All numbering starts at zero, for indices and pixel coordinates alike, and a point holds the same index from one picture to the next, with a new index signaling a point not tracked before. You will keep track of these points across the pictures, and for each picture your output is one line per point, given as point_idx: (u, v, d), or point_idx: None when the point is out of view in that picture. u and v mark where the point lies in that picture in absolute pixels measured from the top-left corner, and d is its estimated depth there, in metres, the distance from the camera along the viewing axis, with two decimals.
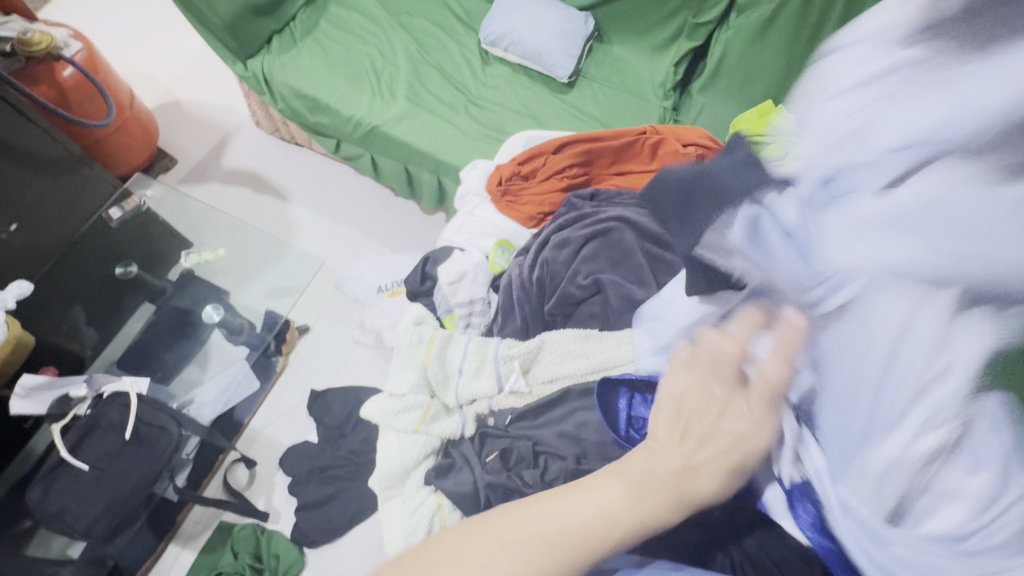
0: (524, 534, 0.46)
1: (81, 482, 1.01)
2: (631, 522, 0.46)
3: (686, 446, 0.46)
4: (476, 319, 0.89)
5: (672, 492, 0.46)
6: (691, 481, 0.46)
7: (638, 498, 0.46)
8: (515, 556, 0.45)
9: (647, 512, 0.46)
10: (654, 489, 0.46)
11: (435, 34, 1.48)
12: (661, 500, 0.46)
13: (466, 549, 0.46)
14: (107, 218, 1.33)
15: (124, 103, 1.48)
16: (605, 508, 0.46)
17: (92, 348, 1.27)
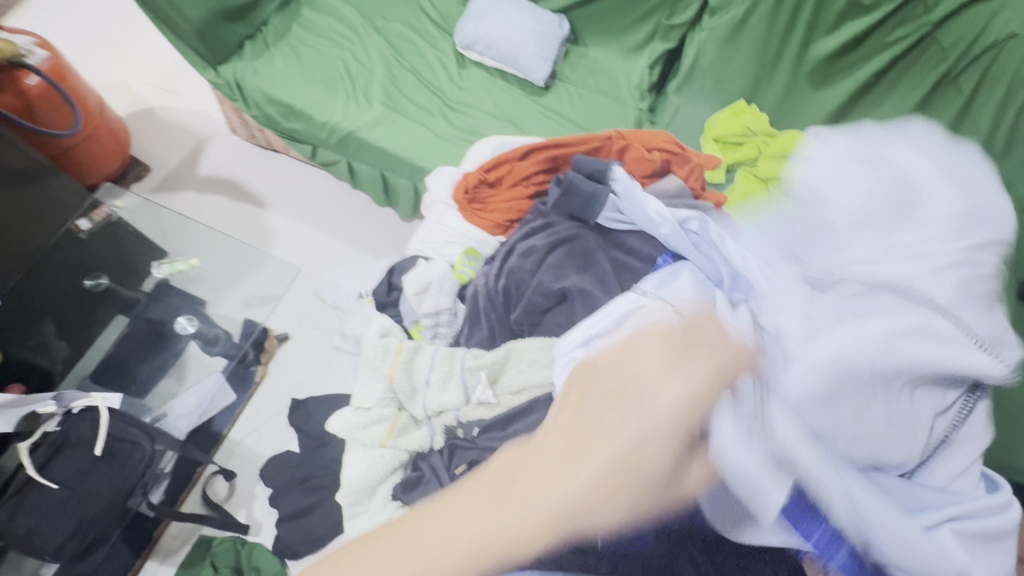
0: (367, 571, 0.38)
1: (52, 502, 0.99)
2: (478, 562, 0.37)
3: (571, 468, 0.39)
4: (443, 328, 0.88)
5: (545, 522, 0.38)
6: (583, 504, 0.38)
7: (493, 529, 0.38)
8: None
9: (519, 544, 0.38)
10: (530, 513, 0.38)
11: (410, 38, 1.47)
12: (539, 525, 0.38)
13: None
14: (76, 230, 1.30)
15: (93, 111, 1.45)
16: (450, 554, 0.37)
17: (61, 363, 1.23)
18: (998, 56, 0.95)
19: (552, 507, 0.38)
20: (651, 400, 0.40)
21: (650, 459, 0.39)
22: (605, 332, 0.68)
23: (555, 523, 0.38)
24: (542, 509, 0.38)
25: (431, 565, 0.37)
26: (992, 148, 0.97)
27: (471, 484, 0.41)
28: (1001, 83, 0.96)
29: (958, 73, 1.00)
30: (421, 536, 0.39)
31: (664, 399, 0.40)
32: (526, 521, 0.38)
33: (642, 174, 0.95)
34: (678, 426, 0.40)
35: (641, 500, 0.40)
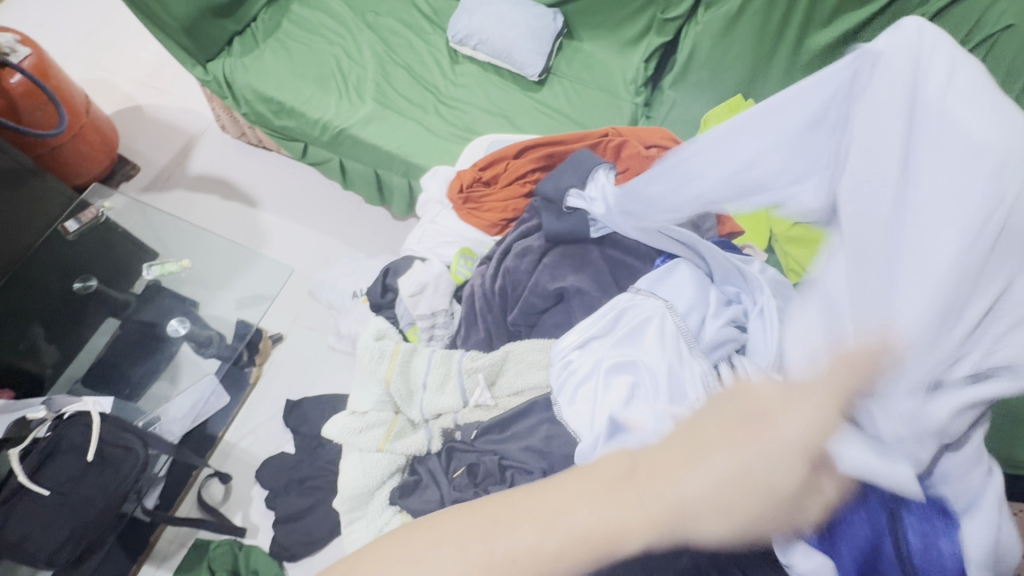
0: (467, 541, 0.38)
1: (43, 509, 0.97)
2: (579, 552, 0.37)
3: (687, 469, 0.39)
4: (440, 331, 0.86)
5: (659, 520, 0.37)
6: (701, 516, 0.38)
7: (600, 518, 0.38)
8: (441, 563, 0.38)
9: (630, 538, 0.37)
10: (648, 511, 0.38)
11: (402, 34, 1.45)
12: (656, 527, 0.38)
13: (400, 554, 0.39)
14: (64, 231, 1.28)
15: (79, 109, 1.42)
16: (552, 538, 0.37)
17: (52, 367, 1.22)
18: (993, 48, 0.96)
19: (667, 506, 0.38)
20: (784, 425, 0.40)
21: (772, 475, 0.39)
22: (602, 334, 0.69)
23: (666, 522, 0.37)
24: (654, 505, 0.38)
25: (532, 545, 0.37)
26: None
27: (584, 474, 0.41)
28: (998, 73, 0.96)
29: None
30: (523, 513, 0.39)
31: (793, 423, 0.40)
32: (635, 516, 0.37)
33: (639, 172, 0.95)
34: (805, 450, 0.39)
35: (754, 519, 0.39)
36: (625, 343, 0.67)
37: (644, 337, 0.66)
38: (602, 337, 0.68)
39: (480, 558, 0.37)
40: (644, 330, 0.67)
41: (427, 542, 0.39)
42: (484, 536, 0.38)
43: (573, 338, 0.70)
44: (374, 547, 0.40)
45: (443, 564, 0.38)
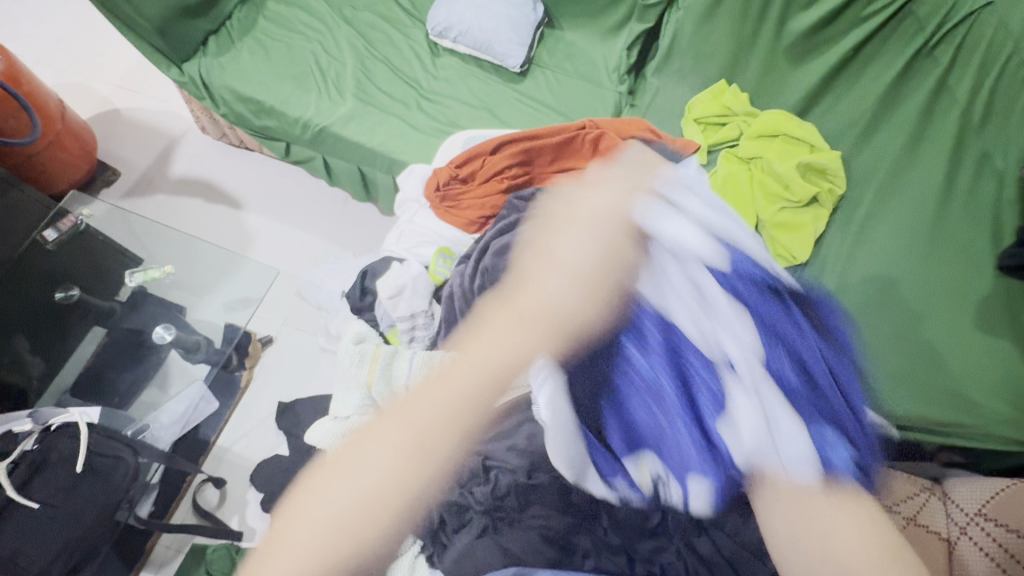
0: (391, 441, 0.45)
1: (34, 522, 0.96)
2: (428, 458, 0.45)
3: (551, 281, 0.49)
4: (420, 332, 0.86)
5: (480, 384, 0.47)
6: (563, 303, 0.49)
7: (488, 361, 0.47)
8: (382, 462, 0.44)
9: (521, 343, 0.47)
10: (528, 318, 0.48)
11: (380, 28, 1.42)
12: (535, 328, 0.48)
13: (340, 467, 0.45)
14: (43, 240, 1.25)
15: (53, 114, 1.40)
16: (457, 397, 0.46)
17: (38, 379, 1.20)
18: (975, 26, 0.96)
19: (499, 336, 0.48)
20: (551, 267, 0.50)
21: (585, 302, 0.50)
22: None
23: (492, 378, 0.47)
24: (482, 373, 0.47)
25: (444, 403, 0.46)
26: (970, 121, 1.00)
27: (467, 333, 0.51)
28: (976, 55, 0.97)
29: (933, 47, 1.01)
30: (380, 445, 0.45)
31: (560, 250, 0.51)
32: (524, 340, 0.47)
33: None
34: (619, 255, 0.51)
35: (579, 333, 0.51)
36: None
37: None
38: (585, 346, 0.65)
39: (365, 486, 0.44)
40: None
41: (357, 453, 0.45)
42: (356, 469, 0.44)
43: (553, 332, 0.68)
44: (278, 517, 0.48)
45: (337, 499, 0.44)
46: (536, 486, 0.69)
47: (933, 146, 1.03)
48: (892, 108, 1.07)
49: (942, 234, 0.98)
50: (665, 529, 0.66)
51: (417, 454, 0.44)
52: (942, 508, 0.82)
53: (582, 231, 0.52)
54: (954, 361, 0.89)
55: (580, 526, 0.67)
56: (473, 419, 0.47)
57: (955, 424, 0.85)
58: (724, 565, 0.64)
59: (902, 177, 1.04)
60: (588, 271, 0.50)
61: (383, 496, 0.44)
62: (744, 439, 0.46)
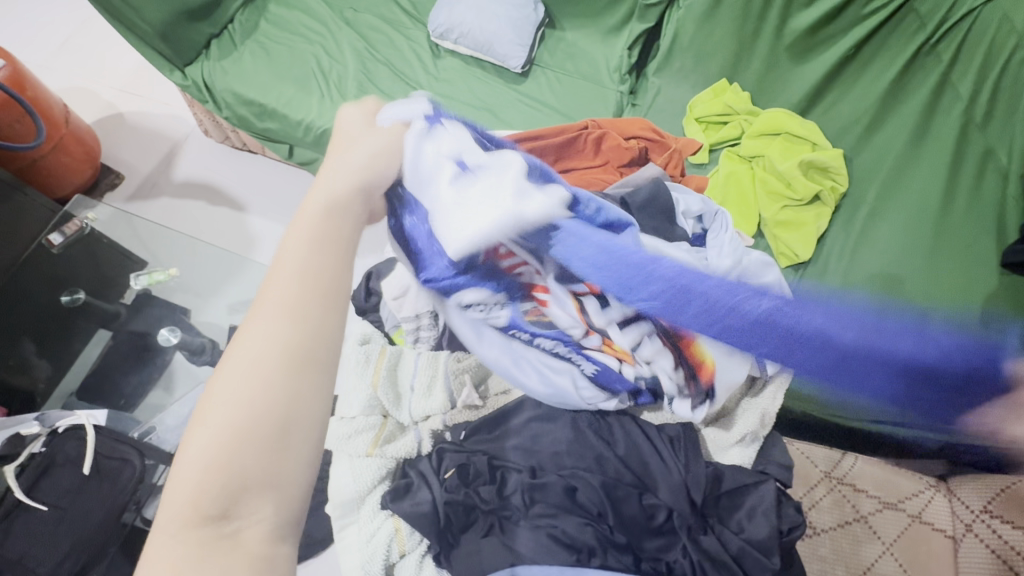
0: (261, 357, 0.47)
1: (42, 524, 0.97)
2: (309, 310, 0.49)
3: (344, 185, 0.53)
4: (425, 333, 0.83)
5: (311, 258, 0.50)
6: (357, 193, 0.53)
7: (307, 263, 0.50)
8: (254, 374, 0.46)
9: (328, 232, 0.51)
10: (329, 215, 0.52)
11: (382, 29, 1.43)
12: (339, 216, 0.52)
13: (224, 404, 0.45)
14: (48, 244, 1.26)
15: (58, 119, 1.41)
16: (296, 296, 0.49)
17: (44, 382, 1.22)
18: (973, 25, 0.98)
19: (318, 229, 0.51)
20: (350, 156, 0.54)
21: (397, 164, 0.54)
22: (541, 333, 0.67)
23: (328, 248, 0.51)
24: (314, 266, 0.50)
25: (293, 308, 0.48)
26: (974, 117, 1.01)
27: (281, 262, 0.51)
28: (978, 52, 0.99)
29: (935, 43, 1.02)
30: (252, 331, 0.48)
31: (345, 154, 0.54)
32: (329, 231, 0.52)
33: (620, 163, 0.96)
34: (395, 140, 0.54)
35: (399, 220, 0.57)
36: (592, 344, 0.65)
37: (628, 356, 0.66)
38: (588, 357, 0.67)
39: (254, 362, 0.46)
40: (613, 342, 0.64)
41: (231, 384, 0.46)
42: (236, 367, 0.47)
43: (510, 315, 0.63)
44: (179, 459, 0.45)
45: (228, 399, 0.45)
46: (542, 485, 0.69)
47: (936, 143, 1.03)
48: (896, 103, 1.07)
49: (948, 230, 0.98)
50: (670, 528, 0.67)
51: (287, 346, 0.47)
52: (949, 508, 0.88)
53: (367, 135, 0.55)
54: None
55: (588, 525, 0.66)
56: (321, 299, 0.50)
57: (957, 422, 0.84)
58: (730, 561, 0.65)
59: (910, 169, 1.04)
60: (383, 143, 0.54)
61: (278, 364, 0.46)
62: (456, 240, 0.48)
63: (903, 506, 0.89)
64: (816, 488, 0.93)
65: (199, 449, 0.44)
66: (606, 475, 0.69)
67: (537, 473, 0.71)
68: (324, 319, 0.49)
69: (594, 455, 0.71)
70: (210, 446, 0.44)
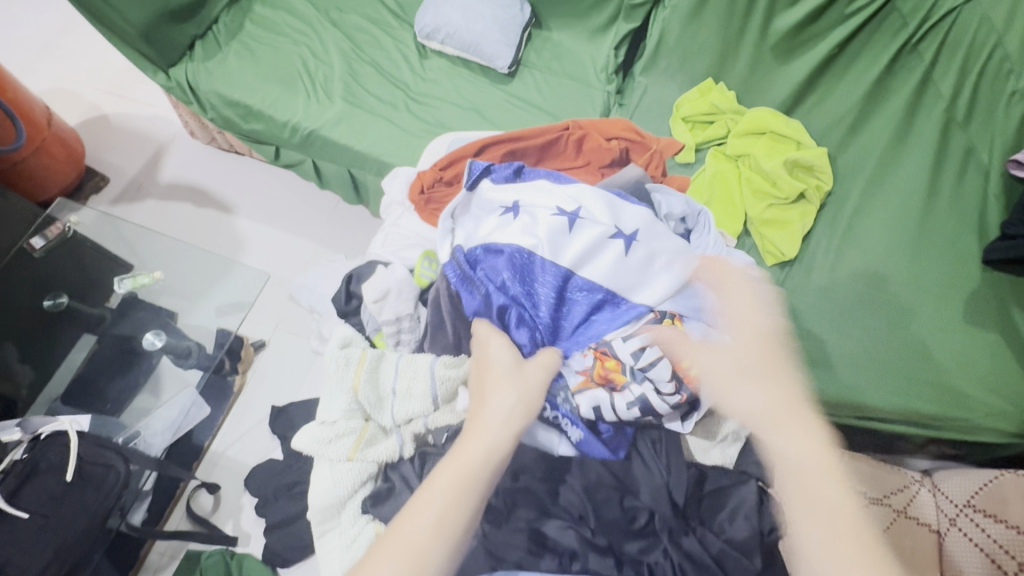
0: (428, 529, 0.57)
1: (25, 532, 0.96)
2: (435, 562, 0.56)
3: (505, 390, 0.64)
4: (406, 335, 0.85)
5: (451, 503, 0.58)
6: (520, 399, 0.64)
7: (473, 455, 0.60)
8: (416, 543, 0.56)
9: (496, 434, 0.61)
10: (499, 422, 0.62)
11: (368, 30, 1.42)
12: (511, 426, 0.62)
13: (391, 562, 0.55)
14: (29, 249, 1.23)
15: (40, 121, 1.39)
16: (461, 485, 0.59)
17: (26, 389, 1.20)
18: (956, 21, 0.97)
19: (461, 483, 0.59)
20: (519, 366, 0.67)
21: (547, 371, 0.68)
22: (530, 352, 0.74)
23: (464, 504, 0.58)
24: (479, 459, 0.60)
25: (452, 489, 0.58)
26: (955, 115, 1.02)
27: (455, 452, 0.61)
28: (960, 49, 0.98)
29: (917, 41, 1.01)
30: (386, 564, 0.55)
31: (510, 391, 0.64)
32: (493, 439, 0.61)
33: (601, 164, 0.96)
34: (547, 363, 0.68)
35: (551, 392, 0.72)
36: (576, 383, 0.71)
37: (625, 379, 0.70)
38: (576, 420, 0.70)
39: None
40: (608, 361, 0.70)
41: (387, 548, 0.56)
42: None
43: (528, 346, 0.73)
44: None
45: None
46: (524, 489, 0.70)
47: (917, 142, 1.04)
48: (879, 103, 1.08)
49: (930, 228, 1.00)
50: (652, 529, 0.68)
51: (446, 524, 0.57)
52: (934, 501, 0.89)
53: (536, 363, 0.68)
54: (942, 355, 0.91)
55: (569, 528, 0.67)
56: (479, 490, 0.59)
57: (939, 416, 0.88)
58: (712, 563, 0.65)
59: (893, 168, 1.05)
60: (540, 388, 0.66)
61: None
62: (569, 247, 0.75)
63: (891, 501, 0.89)
64: None
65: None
66: (587, 479, 0.71)
67: (518, 476, 0.71)
68: (441, 568, 0.56)
69: (577, 458, 0.72)
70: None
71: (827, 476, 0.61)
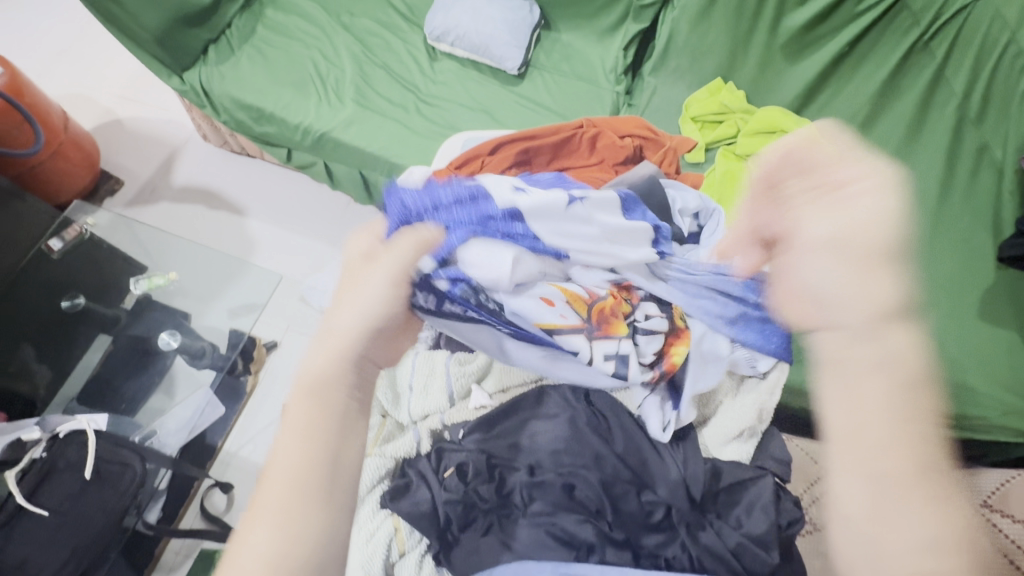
0: (287, 474, 0.49)
1: (44, 530, 0.97)
2: (310, 495, 0.49)
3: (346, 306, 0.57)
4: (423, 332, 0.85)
5: (305, 433, 0.51)
6: (356, 306, 0.57)
7: (317, 374, 0.54)
8: (281, 491, 0.49)
9: (334, 348, 0.55)
10: (337, 336, 0.56)
11: (378, 33, 1.44)
12: (348, 335, 0.56)
13: (261, 529, 0.47)
14: (48, 249, 1.25)
15: (56, 126, 1.41)
16: (307, 417, 0.52)
17: (44, 389, 1.22)
18: (969, 17, 0.96)
19: (314, 409, 0.52)
20: (359, 277, 0.59)
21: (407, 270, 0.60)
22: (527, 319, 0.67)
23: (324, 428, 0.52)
24: (320, 380, 0.54)
25: (303, 422, 0.52)
26: (968, 113, 1.01)
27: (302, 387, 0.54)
28: (972, 47, 0.97)
29: (929, 39, 1.01)
30: (253, 522, 0.48)
31: (358, 301, 0.57)
32: (333, 354, 0.55)
33: (615, 162, 0.96)
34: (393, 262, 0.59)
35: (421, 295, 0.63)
36: (566, 326, 0.67)
37: (618, 330, 0.69)
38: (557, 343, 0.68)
39: (260, 562, 0.46)
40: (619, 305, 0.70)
41: (254, 518, 0.48)
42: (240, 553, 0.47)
43: (459, 261, 0.64)
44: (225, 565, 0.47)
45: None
46: (540, 483, 0.70)
47: (930, 141, 1.03)
48: (890, 101, 1.07)
49: (943, 226, 0.99)
50: (667, 524, 0.68)
51: (309, 456, 0.50)
52: None
53: (391, 254, 0.60)
54: (956, 354, 0.90)
55: (586, 522, 0.67)
56: (331, 411, 0.52)
57: (954, 415, 0.87)
58: (729, 557, 0.65)
59: (905, 166, 1.04)
60: (403, 291, 0.59)
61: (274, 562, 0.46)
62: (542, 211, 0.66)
63: None
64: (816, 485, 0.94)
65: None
66: (603, 473, 0.70)
67: (535, 471, 0.72)
68: (321, 506, 0.49)
69: (592, 452, 0.71)
70: (257, 546, 0.47)
71: (900, 379, 0.46)
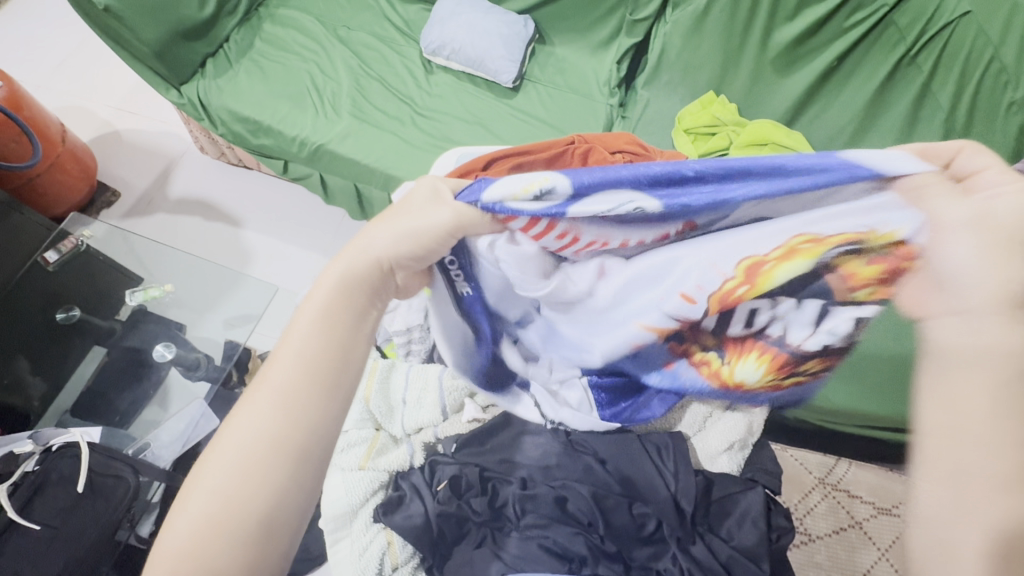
0: (278, 376, 0.45)
1: (35, 545, 0.96)
2: (309, 395, 0.45)
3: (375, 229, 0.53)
4: (416, 345, 0.84)
5: (321, 336, 0.47)
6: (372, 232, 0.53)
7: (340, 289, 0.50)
8: (272, 397, 0.44)
9: (356, 269, 0.50)
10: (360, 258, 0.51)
11: (375, 46, 1.45)
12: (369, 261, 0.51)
13: (244, 424, 0.44)
14: (44, 262, 1.25)
15: (54, 138, 1.42)
16: (310, 330, 0.47)
17: (38, 401, 1.21)
18: (954, 34, 0.99)
19: (331, 318, 0.48)
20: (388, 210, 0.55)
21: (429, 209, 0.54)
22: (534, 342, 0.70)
23: (341, 338, 0.48)
24: (323, 311, 0.48)
25: (304, 340, 0.47)
26: (954, 127, 1.03)
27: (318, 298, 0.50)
28: (956, 63, 1.00)
29: (915, 54, 1.03)
30: (238, 423, 0.44)
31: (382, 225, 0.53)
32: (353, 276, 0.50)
33: None
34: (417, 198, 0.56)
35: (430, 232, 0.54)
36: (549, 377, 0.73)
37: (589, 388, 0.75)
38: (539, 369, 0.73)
39: (237, 458, 0.42)
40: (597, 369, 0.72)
41: (241, 411, 0.45)
42: (226, 452, 0.43)
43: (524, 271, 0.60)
44: (191, 481, 0.43)
45: (215, 482, 0.42)
46: (532, 496, 0.71)
47: None
48: (879, 115, 1.09)
49: None
50: (658, 537, 0.68)
51: (307, 367, 0.46)
52: None
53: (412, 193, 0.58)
54: None
55: (577, 534, 0.67)
56: (338, 338, 0.48)
57: None
58: (718, 567, 0.66)
59: None
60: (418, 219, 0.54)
61: (266, 457, 0.43)
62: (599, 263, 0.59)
63: None
64: (811, 495, 0.98)
65: (179, 543, 0.40)
66: (595, 485, 0.71)
67: (527, 484, 0.73)
68: (314, 415, 0.45)
69: (583, 465, 0.72)
70: (237, 455, 0.42)
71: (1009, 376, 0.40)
